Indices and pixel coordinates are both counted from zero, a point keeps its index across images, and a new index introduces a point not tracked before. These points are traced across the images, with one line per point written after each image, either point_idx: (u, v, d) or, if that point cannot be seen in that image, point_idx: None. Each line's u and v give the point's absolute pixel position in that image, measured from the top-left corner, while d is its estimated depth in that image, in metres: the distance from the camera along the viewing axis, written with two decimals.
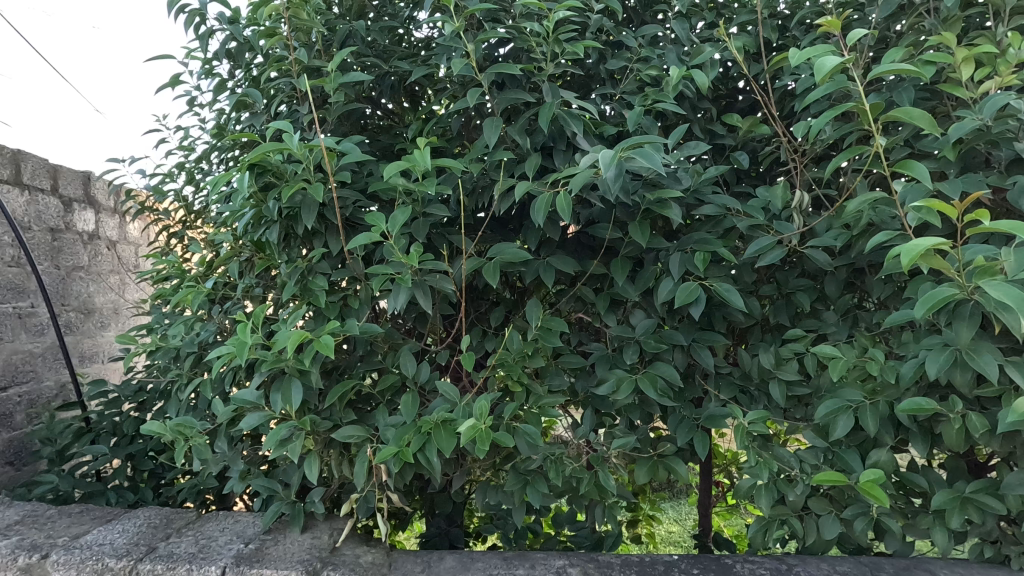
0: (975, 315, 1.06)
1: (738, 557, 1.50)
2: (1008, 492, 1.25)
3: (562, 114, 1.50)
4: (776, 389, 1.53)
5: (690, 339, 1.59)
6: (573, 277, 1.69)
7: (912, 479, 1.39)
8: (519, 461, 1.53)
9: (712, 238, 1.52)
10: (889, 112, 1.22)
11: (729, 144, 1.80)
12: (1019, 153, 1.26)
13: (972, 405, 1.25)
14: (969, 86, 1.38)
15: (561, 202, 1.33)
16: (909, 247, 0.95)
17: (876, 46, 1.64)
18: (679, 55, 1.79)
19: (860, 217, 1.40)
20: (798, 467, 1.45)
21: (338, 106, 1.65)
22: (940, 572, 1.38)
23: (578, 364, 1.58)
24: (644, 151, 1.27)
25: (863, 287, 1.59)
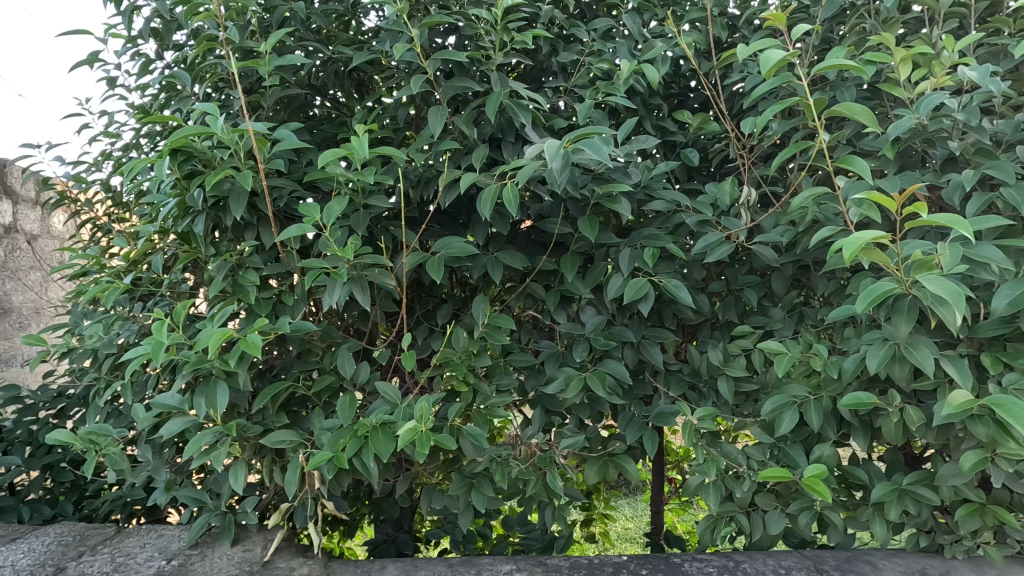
0: (911, 310, 1.07)
1: (687, 555, 1.49)
2: (943, 484, 1.27)
3: (510, 104, 1.45)
4: (724, 386, 1.52)
5: (640, 336, 1.57)
6: (523, 273, 1.64)
7: (854, 473, 1.40)
8: (465, 464, 1.48)
9: (661, 234, 1.50)
10: (833, 107, 1.23)
11: (680, 141, 1.79)
12: (953, 151, 1.29)
13: (910, 399, 1.27)
14: (907, 86, 1.40)
15: (507, 194, 1.28)
16: (850, 240, 0.94)
17: (821, 46, 1.66)
18: (631, 50, 1.77)
19: (805, 214, 1.41)
20: (746, 463, 1.45)
21: (273, 90, 1.55)
22: (879, 564, 1.39)
23: (526, 362, 1.54)
24: (591, 142, 1.23)
25: (808, 284, 1.60)
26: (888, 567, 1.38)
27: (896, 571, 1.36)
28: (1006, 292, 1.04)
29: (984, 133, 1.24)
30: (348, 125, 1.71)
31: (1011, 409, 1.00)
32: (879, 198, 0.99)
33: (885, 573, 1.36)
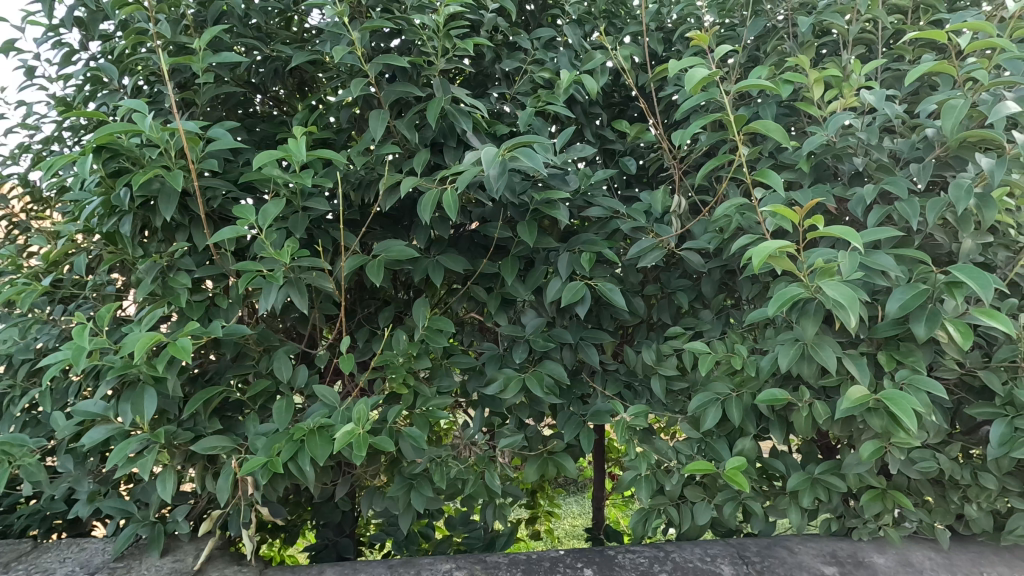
0: (817, 314, 1.17)
1: (621, 548, 1.55)
2: (848, 472, 1.39)
3: (452, 110, 1.48)
4: (656, 385, 1.60)
5: (578, 338, 1.63)
6: (465, 276, 1.67)
7: (772, 464, 1.51)
8: (405, 465, 1.49)
9: (598, 239, 1.56)
10: (751, 124, 1.31)
11: (618, 149, 1.87)
12: (858, 167, 1.40)
13: (819, 395, 1.38)
14: (820, 105, 1.52)
15: (447, 199, 1.30)
16: (758, 249, 1.02)
17: (747, 64, 1.77)
18: (572, 60, 1.83)
19: (730, 222, 1.50)
20: (675, 458, 1.53)
21: (208, 87, 1.51)
22: (795, 548, 1.50)
23: (467, 363, 1.57)
24: (526, 151, 1.27)
25: (734, 288, 1.71)
26: (802, 551, 1.49)
27: (809, 554, 1.47)
28: (898, 297, 1.15)
29: (883, 151, 1.37)
30: (288, 125, 1.69)
31: (899, 402, 1.11)
32: (784, 211, 1.08)
33: (800, 556, 1.47)
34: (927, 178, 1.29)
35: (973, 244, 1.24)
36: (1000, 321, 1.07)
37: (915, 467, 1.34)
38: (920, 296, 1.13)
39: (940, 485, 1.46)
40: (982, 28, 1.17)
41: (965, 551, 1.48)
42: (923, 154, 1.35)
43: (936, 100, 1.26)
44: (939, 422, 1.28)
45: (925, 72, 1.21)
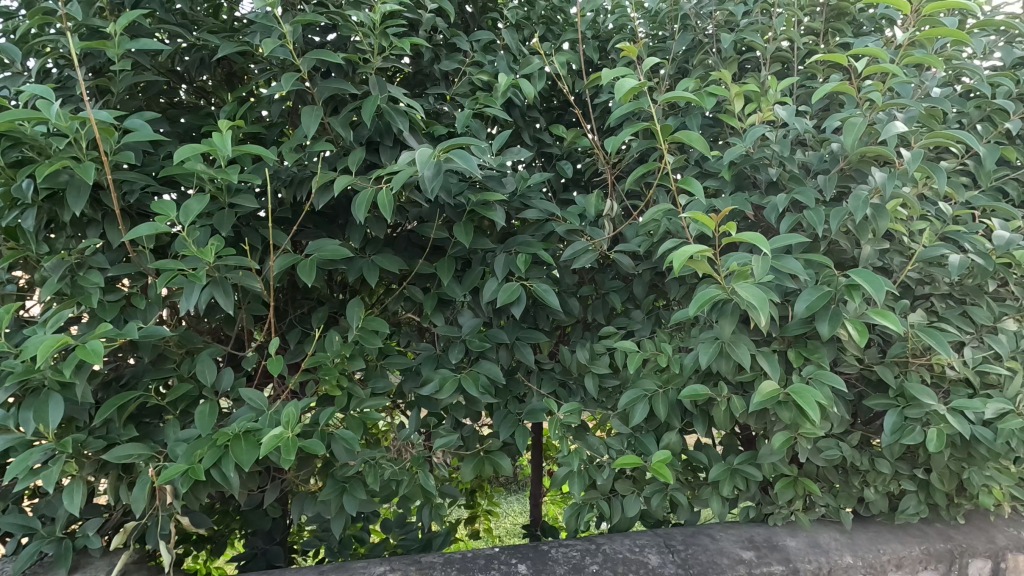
0: (734, 313, 1.24)
1: (555, 543, 1.59)
2: (763, 462, 1.48)
3: (388, 109, 1.46)
4: (589, 382, 1.65)
5: (514, 337, 1.65)
6: (401, 275, 1.66)
7: (696, 456, 1.59)
8: (337, 468, 1.46)
9: (533, 241, 1.59)
10: (675, 134, 1.37)
11: (555, 153, 1.91)
12: (773, 176, 1.50)
13: (738, 390, 1.47)
14: (740, 117, 1.61)
15: (382, 198, 1.29)
16: (677, 253, 1.08)
17: (676, 75, 1.86)
18: (510, 64, 1.85)
19: (658, 226, 1.56)
20: (607, 453, 1.59)
21: (125, 75, 1.43)
22: (716, 535, 1.59)
23: (403, 363, 1.57)
24: (461, 153, 1.28)
25: (663, 289, 1.79)
26: (723, 538, 1.58)
27: (729, 540, 1.56)
28: (806, 298, 1.24)
29: (795, 163, 1.47)
30: (216, 117, 1.63)
31: (805, 395, 1.20)
32: (702, 217, 1.15)
33: (721, 543, 1.55)
34: (833, 189, 1.39)
35: (871, 250, 1.36)
36: (892, 321, 1.18)
37: (822, 455, 1.46)
38: (825, 298, 1.23)
39: (844, 472, 1.59)
40: (877, 54, 1.29)
41: (866, 530, 1.62)
42: (829, 167, 1.46)
43: (840, 117, 1.37)
44: (841, 413, 1.40)
45: (828, 92, 1.31)
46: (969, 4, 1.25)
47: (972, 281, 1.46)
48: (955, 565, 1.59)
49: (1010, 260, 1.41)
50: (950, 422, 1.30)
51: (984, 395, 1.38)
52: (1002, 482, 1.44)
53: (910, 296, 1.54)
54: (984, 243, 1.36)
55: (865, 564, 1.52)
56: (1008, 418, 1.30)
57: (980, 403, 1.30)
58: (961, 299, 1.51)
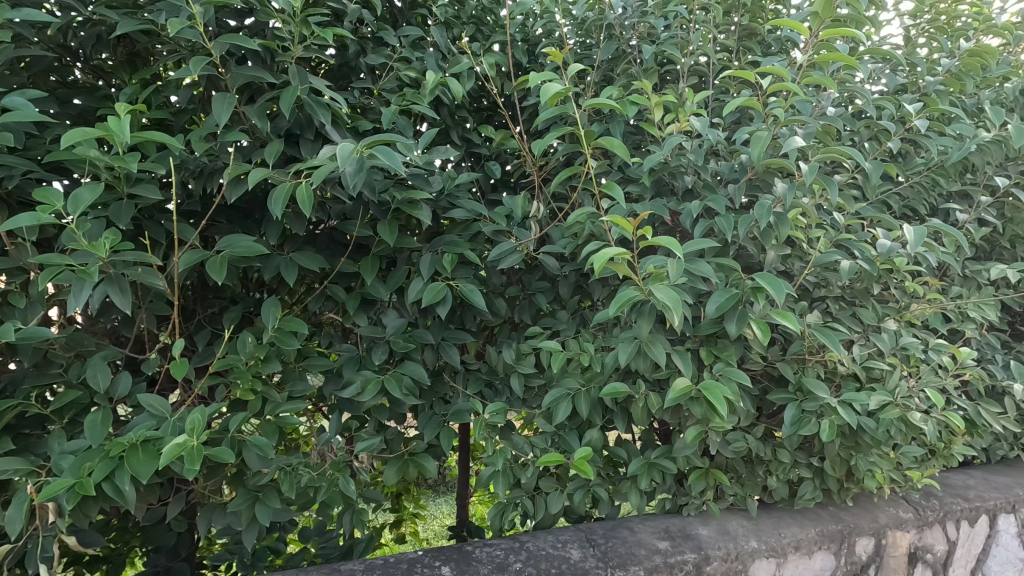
0: (651, 314, 1.30)
1: (479, 543, 1.59)
2: (677, 456, 1.56)
3: (308, 101, 1.40)
4: (515, 382, 1.67)
5: (440, 338, 1.64)
6: (322, 274, 1.61)
7: (617, 452, 1.65)
8: (249, 476, 1.39)
9: (460, 241, 1.58)
10: (598, 139, 1.40)
11: (484, 153, 1.91)
12: (689, 184, 1.59)
13: (654, 387, 1.53)
14: (660, 126, 1.68)
15: (301, 193, 1.24)
16: (597, 256, 1.11)
17: (601, 83, 1.91)
18: (439, 62, 1.84)
19: (582, 228, 1.60)
20: (531, 452, 1.61)
21: (4, 48, 1.28)
22: (635, 528, 1.65)
23: (323, 365, 1.51)
24: (384, 150, 1.24)
25: (587, 290, 1.83)
26: (641, 530, 1.64)
27: (646, 531, 1.63)
28: (715, 300, 1.31)
29: (708, 172, 1.56)
30: (115, 99, 1.49)
31: (714, 391, 1.27)
32: (621, 222, 1.18)
33: (638, 535, 1.61)
34: (741, 197, 1.49)
35: (774, 256, 1.46)
36: (791, 321, 1.27)
37: (730, 447, 1.55)
38: (733, 300, 1.31)
39: (750, 462, 1.70)
40: (780, 73, 1.38)
41: (769, 516, 1.74)
42: (739, 177, 1.55)
43: (748, 130, 1.46)
44: (747, 407, 1.50)
45: (737, 107, 1.40)
46: (857, 33, 1.37)
47: (860, 285, 1.60)
48: (844, 544, 1.74)
49: (891, 266, 1.56)
50: (840, 413, 1.42)
51: (869, 388, 1.52)
52: (884, 467, 1.59)
53: (808, 298, 1.67)
54: (870, 250, 1.48)
55: (768, 548, 1.63)
56: (888, 409, 1.44)
57: (865, 396, 1.43)
58: (850, 301, 1.66)
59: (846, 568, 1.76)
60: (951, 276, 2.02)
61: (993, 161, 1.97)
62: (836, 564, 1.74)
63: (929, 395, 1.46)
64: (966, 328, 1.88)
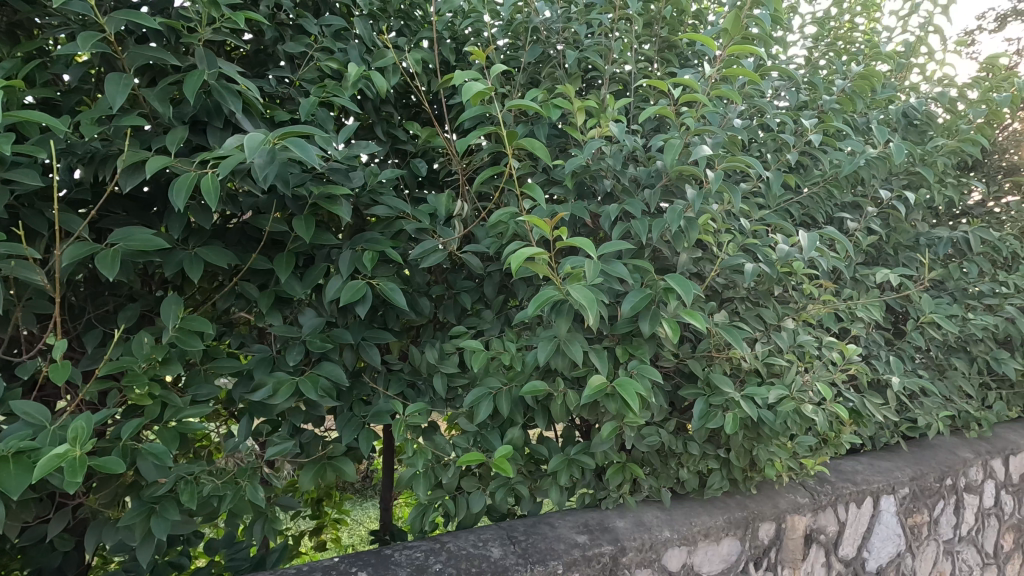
0: (569, 313, 1.33)
1: (399, 546, 1.56)
2: (596, 451, 1.61)
3: (217, 87, 1.32)
4: (438, 382, 1.65)
5: (359, 338, 1.59)
6: (232, 271, 1.52)
7: (538, 449, 1.67)
8: (144, 488, 1.29)
9: (381, 239, 1.55)
10: (519, 140, 1.41)
11: (409, 150, 1.89)
12: (608, 187, 1.64)
13: (574, 385, 1.57)
14: (583, 130, 1.73)
15: (205, 184, 1.16)
16: (515, 255, 1.13)
17: (526, 85, 1.93)
18: (362, 54, 1.79)
19: (505, 229, 1.61)
20: (452, 452, 1.60)
21: None
22: (555, 523, 1.68)
23: (231, 367, 1.43)
24: (297, 142, 1.19)
25: (512, 289, 1.85)
26: (561, 524, 1.68)
27: (566, 526, 1.66)
28: (630, 299, 1.37)
29: (626, 176, 1.62)
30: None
31: (627, 387, 1.32)
32: (539, 222, 1.20)
33: (558, 530, 1.65)
34: (657, 202, 1.55)
35: (686, 258, 1.54)
36: (698, 320, 1.34)
37: (645, 441, 1.62)
38: (647, 300, 1.36)
39: (663, 455, 1.78)
40: (691, 85, 1.45)
41: (681, 506, 1.82)
42: (655, 182, 1.62)
43: (663, 138, 1.53)
44: (659, 403, 1.57)
45: (652, 114, 1.45)
46: (760, 51, 1.47)
47: (763, 287, 1.72)
48: (749, 529, 1.86)
49: (790, 269, 1.69)
50: (742, 407, 1.52)
51: (769, 382, 1.64)
52: (782, 456, 1.71)
53: (718, 298, 1.77)
54: (771, 254, 1.59)
55: (679, 536, 1.71)
56: (785, 402, 1.55)
57: (765, 389, 1.54)
58: (755, 301, 1.77)
59: (750, 551, 1.88)
60: (843, 279, 2.21)
61: (879, 175, 2.17)
62: (741, 548, 1.86)
63: (820, 388, 1.58)
64: (854, 326, 2.06)
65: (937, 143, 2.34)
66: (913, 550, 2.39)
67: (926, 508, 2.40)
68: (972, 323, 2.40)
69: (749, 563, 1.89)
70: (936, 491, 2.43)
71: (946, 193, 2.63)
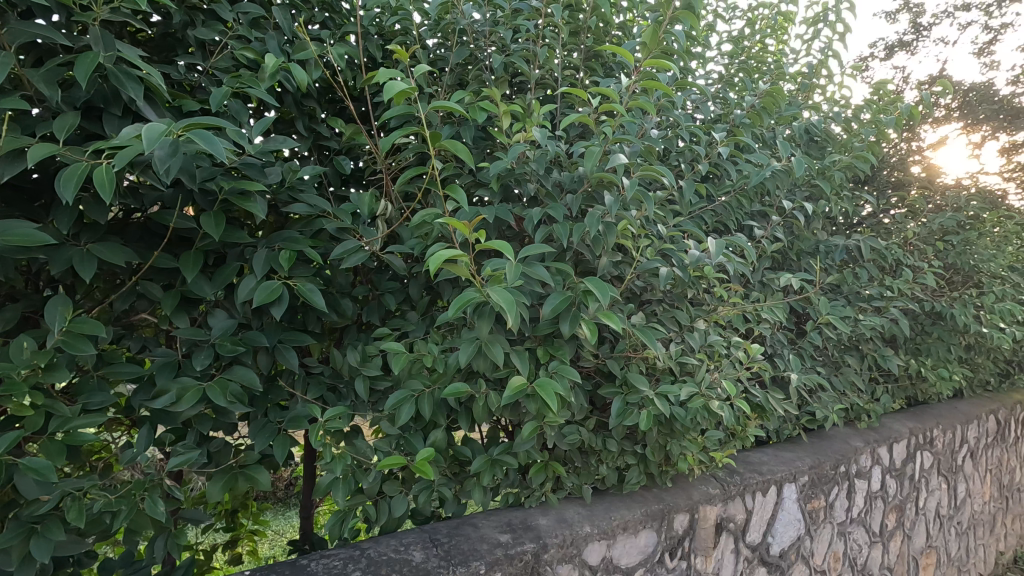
0: (490, 315, 1.34)
1: (316, 554, 1.51)
2: (518, 450, 1.63)
3: (115, 72, 1.22)
4: (359, 385, 1.61)
5: (275, 340, 1.53)
6: (133, 269, 1.42)
7: (461, 450, 1.68)
8: (23, 507, 1.18)
9: (298, 238, 1.50)
10: (442, 141, 1.39)
11: (333, 147, 1.84)
12: (532, 191, 1.67)
13: (496, 385, 1.59)
14: (509, 133, 1.75)
15: (98, 176, 1.07)
16: (434, 256, 1.12)
17: (454, 85, 1.93)
18: (282, 45, 1.72)
19: (430, 230, 1.61)
20: (373, 456, 1.58)
21: None
22: (478, 523, 1.69)
23: (130, 372, 1.33)
24: (203, 134, 1.11)
25: (437, 290, 1.85)
26: (484, 525, 1.69)
27: (489, 526, 1.67)
28: (551, 301, 1.39)
29: (548, 181, 1.66)
30: None
31: (546, 388, 1.35)
32: (458, 224, 1.20)
33: (481, 530, 1.65)
34: (578, 207, 1.60)
35: (605, 262, 1.61)
36: (614, 321, 1.39)
37: (565, 439, 1.66)
38: (567, 302, 1.39)
39: (584, 453, 1.83)
40: (609, 95, 1.51)
41: (602, 502, 1.88)
42: (577, 187, 1.67)
43: (583, 145, 1.58)
44: (579, 402, 1.62)
45: (573, 122, 1.49)
46: (672, 66, 1.54)
47: (677, 290, 1.81)
48: (664, 521, 1.95)
49: (701, 274, 1.79)
50: (656, 404, 1.59)
51: (681, 380, 1.73)
52: (693, 450, 1.81)
53: (636, 301, 1.85)
54: (684, 259, 1.68)
55: (599, 531, 1.76)
56: (694, 399, 1.64)
57: (676, 388, 1.62)
58: (670, 303, 1.87)
59: (665, 542, 1.97)
60: (751, 283, 2.37)
61: (783, 186, 2.34)
62: (658, 540, 1.94)
63: (726, 386, 1.69)
64: (759, 327, 2.21)
65: (834, 159, 2.56)
66: (811, 533, 2.59)
67: (823, 494, 2.61)
68: (862, 323, 2.64)
69: (665, 553, 1.98)
70: (832, 478, 2.65)
71: (842, 205, 2.88)
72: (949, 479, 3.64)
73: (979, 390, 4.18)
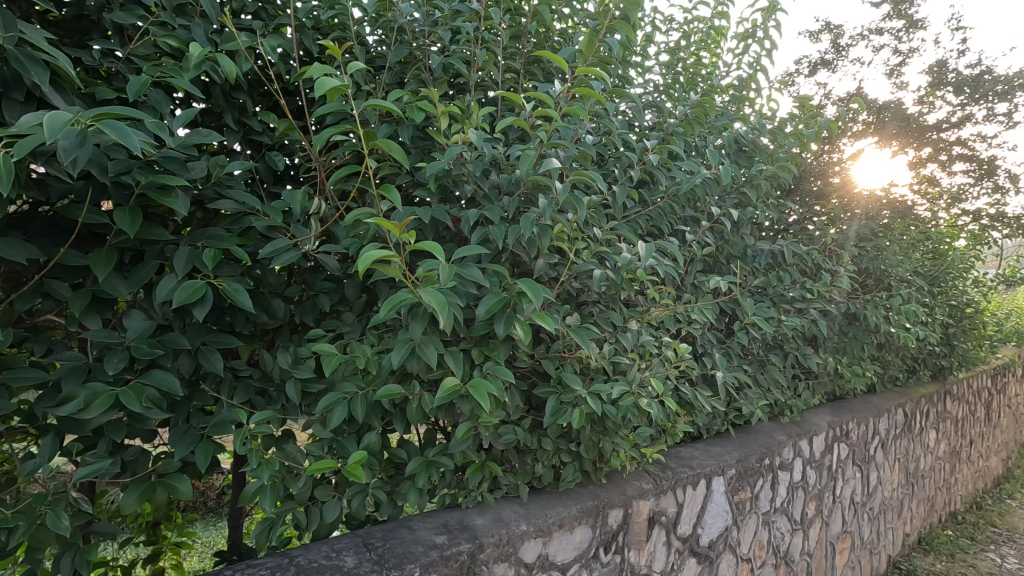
0: (424, 316, 1.34)
1: (241, 564, 1.46)
2: (454, 451, 1.63)
3: (14, 53, 1.13)
4: (290, 388, 1.56)
5: (198, 342, 1.46)
6: (38, 266, 1.32)
7: (397, 452, 1.66)
8: None
9: (224, 235, 1.44)
10: (375, 140, 1.37)
11: (265, 142, 1.77)
12: (469, 192, 1.68)
13: (432, 387, 1.58)
14: (447, 134, 1.75)
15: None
16: (363, 257, 1.10)
17: (392, 84, 1.91)
18: (209, 35, 1.65)
19: (365, 229, 1.58)
20: (304, 460, 1.54)
21: None
22: (413, 526, 1.68)
23: (33, 379, 1.24)
24: (114, 125, 1.05)
25: (374, 291, 1.82)
26: (419, 527, 1.68)
27: (425, 528, 1.66)
28: (486, 302, 1.41)
29: (486, 183, 1.67)
30: None
31: (480, 388, 1.36)
32: (388, 225, 1.18)
33: (417, 533, 1.64)
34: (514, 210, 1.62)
35: (540, 264, 1.64)
36: (547, 322, 1.42)
37: (501, 439, 1.68)
38: (501, 303, 1.41)
39: (521, 452, 1.86)
40: (544, 100, 1.53)
41: (538, 500, 1.91)
42: (515, 190, 1.69)
43: (520, 148, 1.60)
44: (514, 402, 1.64)
45: (508, 125, 1.50)
46: (603, 75, 1.56)
47: (611, 292, 1.87)
48: (599, 517, 2.00)
49: (634, 276, 1.85)
50: (589, 403, 1.63)
51: (614, 379, 1.78)
52: (624, 446, 1.86)
53: (573, 302, 1.89)
54: (616, 262, 1.73)
55: (535, 529, 1.79)
56: (626, 397, 1.70)
57: (608, 386, 1.66)
58: (604, 304, 1.92)
59: (600, 537, 2.02)
60: (682, 285, 2.47)
61: (712, 194, 2.46)
62: (592, 535, 1.99)
63: (656, 383, 1.75)
64: (689, 328, 2.31)
65: (760, 168, 2.71)
66: (738, 523, 2.72)
67: (749, 486, 2.75)
68: (784, 324, 2.80)
69: (599, 548, 2.03)
70: (757, 470, 2.79)
71: (767, 213, 3.05)
72: (862, 468, 3.91)
73: (889, 385, 4.52)
